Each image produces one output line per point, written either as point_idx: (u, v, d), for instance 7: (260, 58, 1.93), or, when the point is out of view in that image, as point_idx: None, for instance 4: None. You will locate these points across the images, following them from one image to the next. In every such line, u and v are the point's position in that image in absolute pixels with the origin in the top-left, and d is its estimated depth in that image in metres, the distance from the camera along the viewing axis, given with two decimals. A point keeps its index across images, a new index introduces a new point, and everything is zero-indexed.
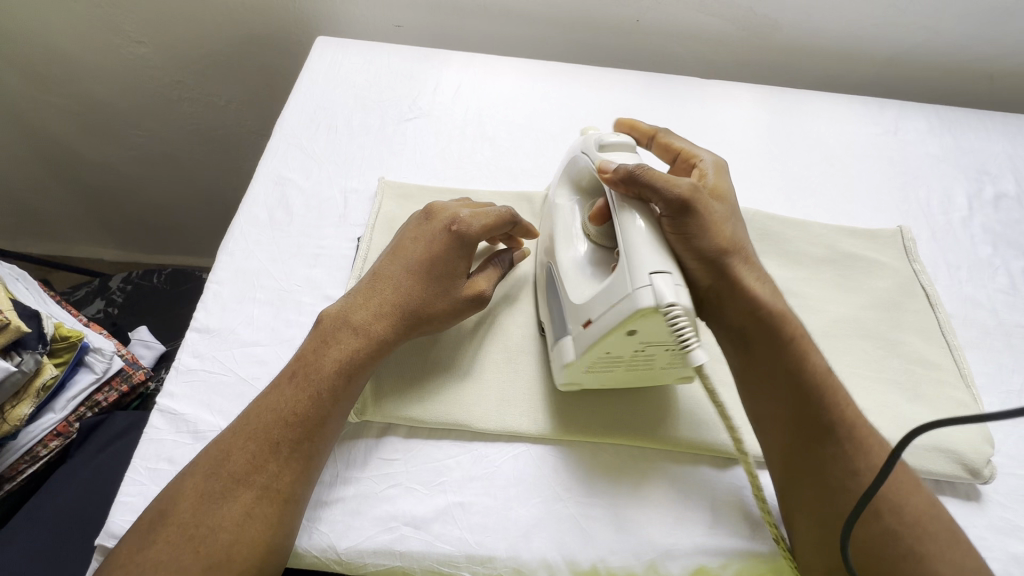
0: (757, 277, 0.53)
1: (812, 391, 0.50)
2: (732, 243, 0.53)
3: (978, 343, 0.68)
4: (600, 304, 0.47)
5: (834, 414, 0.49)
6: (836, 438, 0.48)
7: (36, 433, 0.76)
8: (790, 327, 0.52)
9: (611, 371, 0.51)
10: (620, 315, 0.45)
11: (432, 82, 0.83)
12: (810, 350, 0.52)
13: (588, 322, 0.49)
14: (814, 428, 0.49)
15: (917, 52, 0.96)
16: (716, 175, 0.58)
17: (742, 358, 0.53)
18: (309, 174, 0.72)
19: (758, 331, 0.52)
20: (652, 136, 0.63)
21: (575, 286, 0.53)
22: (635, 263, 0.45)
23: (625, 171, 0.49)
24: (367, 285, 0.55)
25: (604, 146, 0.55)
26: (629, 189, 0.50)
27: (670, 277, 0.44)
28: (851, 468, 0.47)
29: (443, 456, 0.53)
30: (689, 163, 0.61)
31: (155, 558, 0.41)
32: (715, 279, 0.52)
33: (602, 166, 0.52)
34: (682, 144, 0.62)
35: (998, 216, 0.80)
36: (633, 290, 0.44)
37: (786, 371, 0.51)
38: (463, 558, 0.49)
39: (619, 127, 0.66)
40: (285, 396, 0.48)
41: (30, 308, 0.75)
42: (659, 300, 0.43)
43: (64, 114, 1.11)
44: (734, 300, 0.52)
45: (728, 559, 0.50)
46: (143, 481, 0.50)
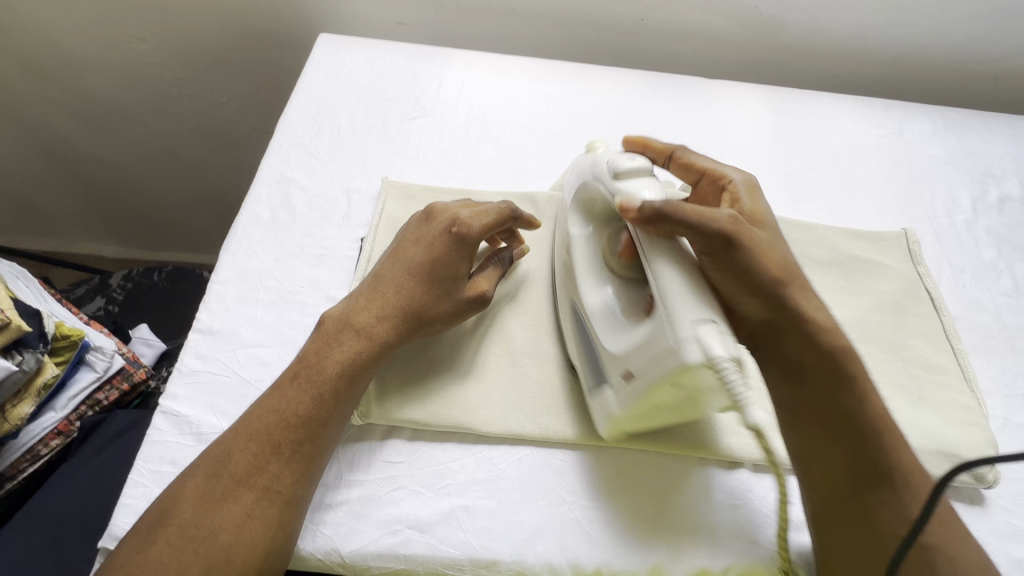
0: (812, 306, 0.52)
1: (868, 429, 0.49)
2: (784, 273, 0.52)
3: (982, 347, 0.67)
4: (640, 356, 0.46)
5: (894, 457, 0.48)
6: (893, 484, 0.47)
7: (37, 432, 0.76)
8: (851, 362, 0.51)
9: (656, 417, 0.50)
10: (665, 368, 0.44)
11: (435, 81, 0.83)
12: (871, 389, 0.51)
13: (629, 374, 0.48)
14: (869, 472, 0.48)
15: (921, 54, 0.96)
16: (749, 197, 0.57)
17: (794, 395, 0.52)
18: (312, 174, 0.72)
19: (817, 367, 0.51)
20: (669, 155, 0.62)
21: (608, 335, 0.51)
22: (675, 313, 0.44)
23: (651, 209, 0.48)
24: (369, 288, 0.54)
25: (619, 173, 0.54)
26: (657, 228, 0.48)
27: (714, 326, 0.42)
28: (906, 514, 0.46)
29: (447, 459, 0.53)
30: (719, 183, 0.59)
31: (156, 559, 0.40)
32: (771, 311, 0.52)
33: (624, 203, 0.50)
34: (704, 163, 0.61)
35: (1003, 219, 0.80)
36: (676, 343, 0.43)
37: (842, 408, 0.50)
38: (467, 561, 0.48)
39: (630, 146, 0.66)
40: (287, 398, 0.48)
41: (30, 306, 0.75)
42: (706, 355, 0.41)
43: (63, 111, 1.10)
44: (793, 333, 0.52)
45: (730, 563, 0.50)
46: (145, 483, 0.50)
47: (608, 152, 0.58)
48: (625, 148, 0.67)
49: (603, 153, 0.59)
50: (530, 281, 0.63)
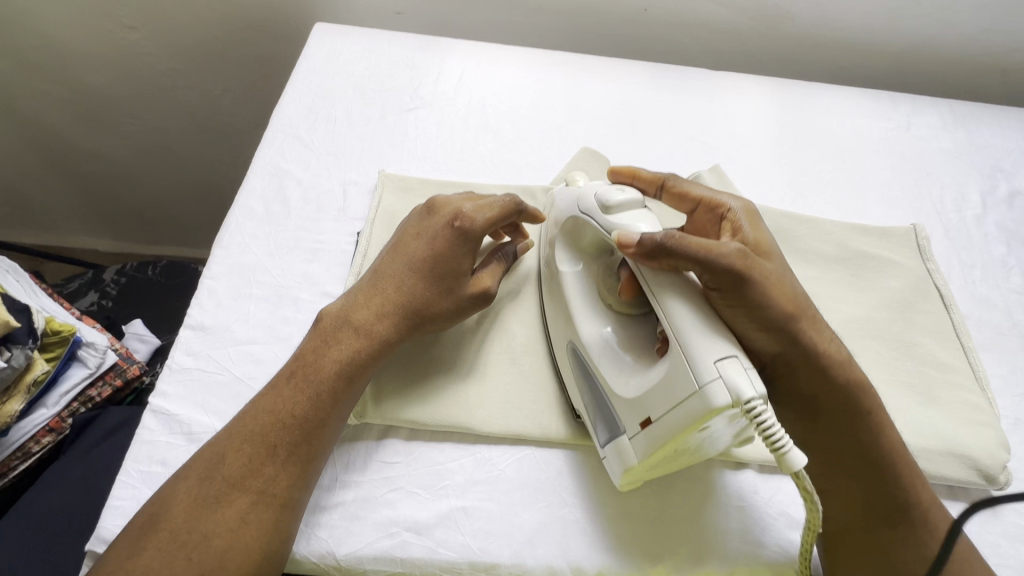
0: (828, 342, 0.50)
1: (882, 463, 0.48)
2: (796, 308, 0.48)
3: (992, 345, 0.66)
4: (661, 402, 0.43)
5: (911, 495, 0.48)
6: (911, 522, 0.48)
7: (28, 429, 0.75)
8: (867, 395, 0.50)
9: (672, 462, 0.48)
10: (691, 414, 0.41)
11: (433, 72, 0.81)
12: (885, 424, 0.50)
13: (648, 421, 0.44)
14: (886, 507, 0.48)
15: (929, 46, 0.94)
16: (751, 226, 0.53)
17: (806, 424, 0.51)
18: (307, 166, 0.70)
19: (829, 397, 0.50)
20: (660, 185, 0.57)
21: (617, 378, 0.48)
22: (696, 353, 0.41)
23: (651, 243, 0.45)
24: (369, 284, 0.53)
25: (610, 208, 0.50)
26: (661, 262, 0.46)
27: (738, 362, 0.41)
28: (925, 553, 0.47)
29: (446, 459, 0.52)
30: (716, 212, 0.55)
31: (147, 565, 0.39)
32: (785, 346, 0.48)
33: (622, 239, 0.47)
34: (700, 190, 0.56)
35: (1013, 214, 0.78)
36: (702, 385, 0.40)
37: (853, 440, 0.49)
38: (466, 565, 0.47)
39: (616, 176, 0.60)
40: (283, 398, 0.46)
41: (19, 301, 0.73)
42: (736, 395, 0.39)
43: (54, 102, 1.08)
44: (807, 367, 0.49)
45: (736, 565, 0.49)
46: (135, 484, 0.49)
47: (592, 180, 0.55)
48: (611, 179, 0.61)
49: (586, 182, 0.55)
50: (530, 278, 0.62)
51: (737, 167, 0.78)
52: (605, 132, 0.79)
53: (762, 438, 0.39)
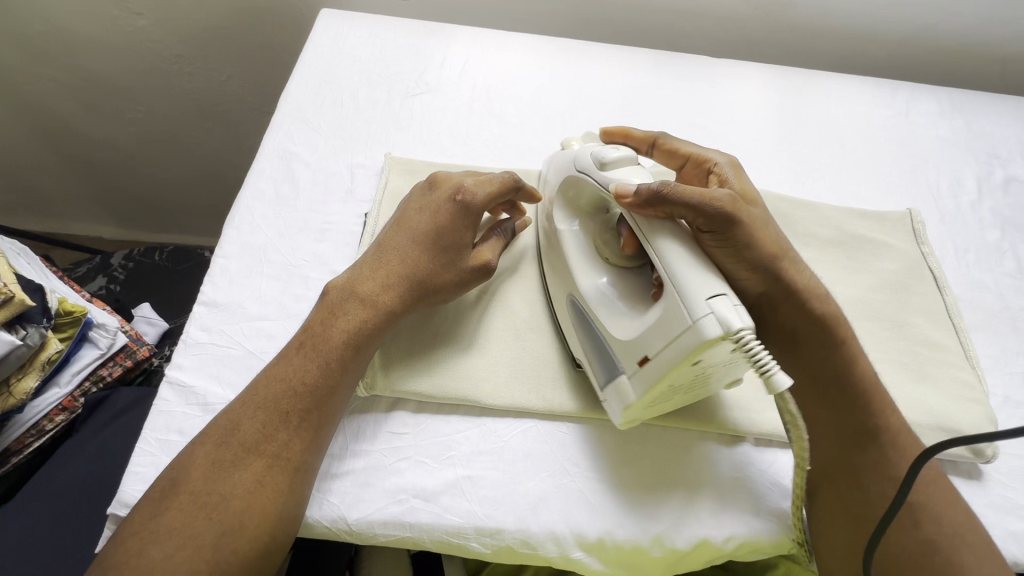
0: (809, 279, 0.53)
1: (857, 393, 0.51)
2: (778, 248, 0.51)
3: (983, 326, 0.68)
4: (657, 339, 0.45)
5: (880, 419, 0.51)
6: (880, 442, 0.50)
7: (41, 408, 0.77)
8: (841, 326, 0.52)
9: (669, 400, 0.50)
10: (684, 348, 0.42)
11: (438, 57, 0.82)
12: (858, 352, 0.53)
13: (646, 359, 0.46)
14: (864, 436, 0.50)
15: (930, 34, 0.95)
16: (736, 176, 0.57)
17: (790, 356, 0.54)
18: (315, 149, 0.71)
19: (810, 335, 0.53)
20: (652, 142, 0.62)
21: (615, 323, 0.50)
22: (688, 289, 0.43)
23: (648, 192, 0.46)
24: (373, 257, 0.54)
25: (606, 164, 0.52)
26: (658, 210, 0.47)
27: (727, 298, 0.42)
28: (893, 473, 0.49)
29: (452, 430, 0.54)
30: (702, 166, 0.59)
31: (169, 525, 0.41)
32: (770, 284, 0.51)
33: (619, 191, 0.49)
34: (689, 147, 0.60)
35: (1008, 200, 0.80)
36: (694, 321, 0.42)
37: (833, 375, 0.52)
38: (472, 530, 0.49)
39: (608, 137, 0.64)
40: (293, 368, 0.48)
41: (33, 282, 0.75)
42: (727, 328, 0.41)
43: (61, 88, 1.09)
44: (788, 302, 0.52)
45: (732, 534, 0.51)
46: (153, 452, 0.51)
47: (590, 144, 0.58)
48: (603, 140, 0.65)
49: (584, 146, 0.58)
50: (529, 256, 0.63)
51: (737, 153, 0.79)
52: (607, 118, 0.80)
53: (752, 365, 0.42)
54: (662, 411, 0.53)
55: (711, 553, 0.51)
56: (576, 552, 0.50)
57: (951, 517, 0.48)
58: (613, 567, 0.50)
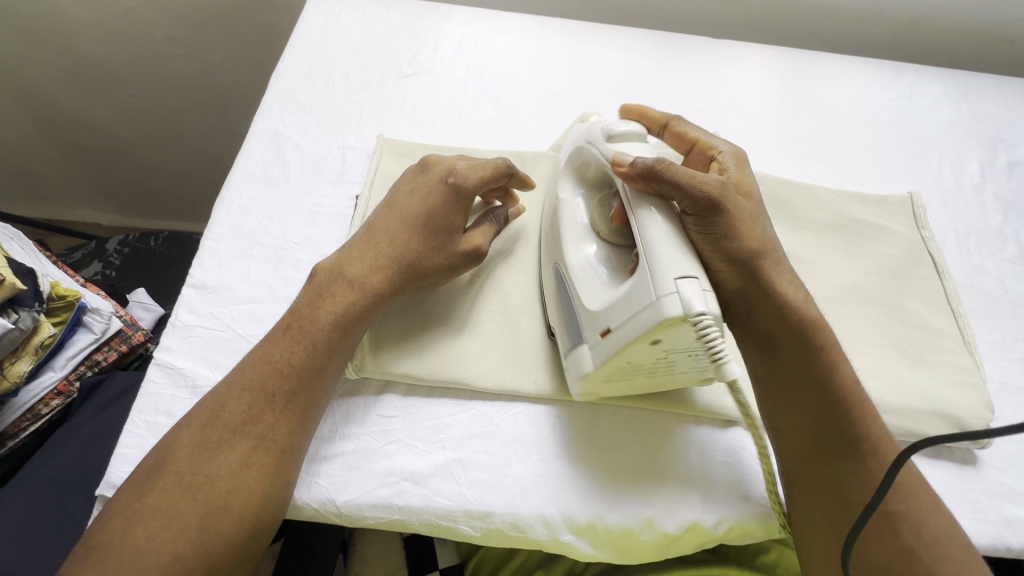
0: (789, 280, 0.52)
1: (837, 398, 0.50)
2: (760, 246, 0.50)
3: (982, 312, 0.67)
4: (620, 311, 0.44)
5: (862, 428, 0.49)
6: (860, 454, 0.48)
7: (37, 392, 0.77)
8: (822, 332, 0.51)
9: (629, 379, 0.49)
10: (643, 324, 0.42)
11: (432, 38, 0.80)
12: (839, 360, 0.51)
13: (606, 331, 0.46)
14: (840, 443, 0.49)
15: (936, 14, 0.93)
16: (737, 168, 0.55)
17: (763, 359, 0.52)
18: (306, 131, 0.70)
19: (785, 338, 0.51)
20: (664, 124, 0.60)
21: (588, 292, 0.49)
22: (659, 267, 0.42)
23: (643, 165, 0.46)
24: (363, 238, 0.54)
25: (612, 137, 0.52)
26: (649, 185, 0.47)
27: (697, 283, 0.41)
28: (871, 483, 0.47)
29: (442, 414, 0.53)
30: (706, 154, 0.57)
31: (154, 504, 0.41)
32: (745, 280, 0.50)
33: (616, 159, 0.49)
34: (697, 133, 0.58)
35: (1011, 185, 0.79)
36: (658, 298, 0.41)
37: (810, 377, 0.50)
38: (461, 512, 0.49)
39: (627, 114, 0.63)
40: (279, 349, 0.48)
41: (25, 265, 0.74)
42: (687, 309, 0.40)
43: (52, 72, 1.07)
44: (763, 303, 0.51)
45: (722, 518, 0.51)
46: (141, 433, 0.50)
47: (604, 119, 0.57)
48: (621, 117, 0.64)
49: (598, 120, 0.57)
50: (523, 239, 0.62)
51: (735, 136, 0.78)
52: (604, 100, 0.79)
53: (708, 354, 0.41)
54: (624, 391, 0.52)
55: (702, 536, 0.51)
56: (566, 536, 0.50)
57: (933, 525, 0.47)
58: (603, 551, 0.50)
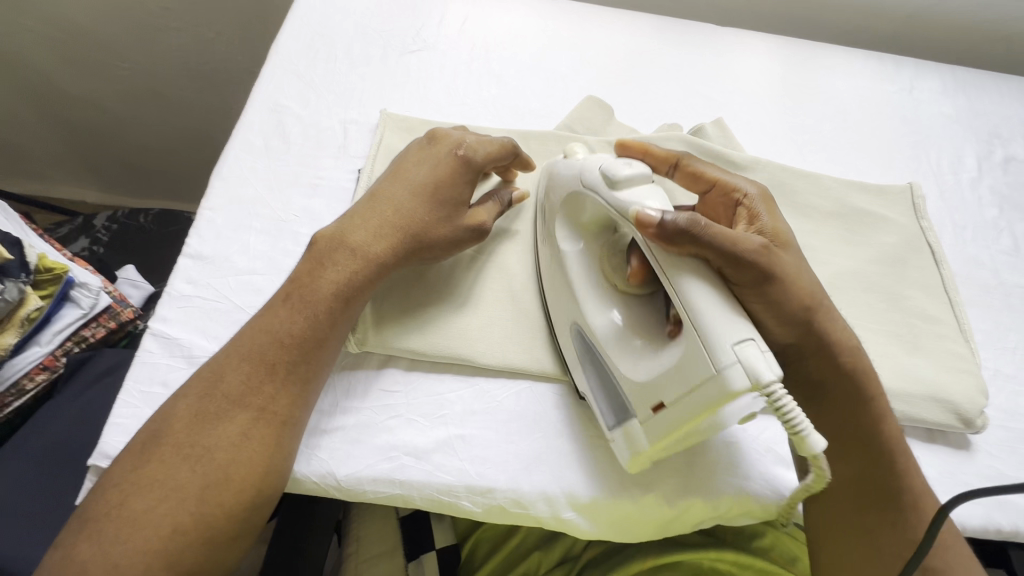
0: (842, 329, 0.50)
1: (883, 454, 0.49)
2: (816, 300, 0.48)
3: (978, 301, 0.68)
4: (672, 386, 0.41)
5: (904, 481, 0.48)
6: (901, 506, 0.47)
7: (22, 366, 0.75)
8: (871, 385, 0.50)
9: (683, 445, 0.46)
10: (708, 398, 0.39)
11: (436, 14, 0.79)
12: (888, 414, 0.50)
13: (660, 405, 0.43)
14: (888, 494, 0.48)
15: (935, 11, 0.94)
16: (770, 214, 0.50)
17: (812, 409, 0.51)
18: (307, 103, 0.68)
19: (836, 391, 0.50)
20: (674, 162, 0.56)
21: (628, 364, 0.46)
22: (710, 336, 0.39)
23: (675, 227, 0.41)
24: (365, 207, 0.52)
25: (617, 183, 0.47)
26: (682, 248, 0.42)
27: (755, 344, 0.38)
28: (910, 537, 0.46)
29: (444, 390, 0.53)
30: (729, 196, 0.53)
31: (151, 476, 0.40)
32: (801, 334, 0.48)
33: (640, 219, 0.43)
34: (714, 172, 0.54)
35: (1006, 179, 0.80)
36: (718, 371, 0.38)
37: (862, 435, 0.49)
38: (463, 488, 0.49)
39: (627, 152, 0.58)
40: (279, 319, 0.46)
41: (10, 235, 0.72)
42: (755, 380, 0.37)
43: (39, 42, 1.03)
44: (818, 356, 0.49)
45: (723, 495, 0.51)
46: (136, 404, 0.49)
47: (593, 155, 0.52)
48: (619, 154, 0.59)
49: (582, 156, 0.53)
50: (523, 210, 0.62)
51: (738, 123, 0.78)
52: (609, 83, 0.78)
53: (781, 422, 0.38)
54: (672, 454, 0.50)
55: (701, 513, 0.51)
56: (569, 513, 0.49)
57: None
58: (603, 527, 0.50)
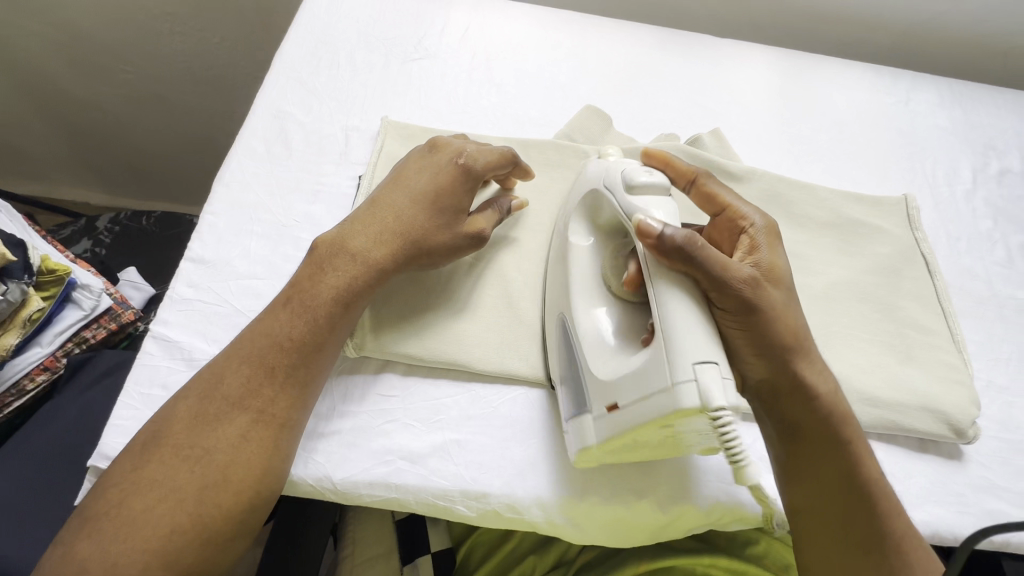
0: (820, 371, 0.49)
1: (863, 490, 0.48)
2: (796, 339, 0.47)
3: (971, 312, 0.69)
4: (630, 389, 0.42)
5: (886, 523, 0.47)
6: (884, 551, 0.46)
7: (23, 366, 0.75)
8: (848, 426, 0.49)
9: (632, 451, 0.47)
10: (657, 410, 0.40)
11: (438, 23, 0.80)
12: (865, 454, 0.49)
13: (614, 406, 0.44)
14: (864, 539, 0.47)
15: (932, 25, 0.95)
16: (769, 248, 0.49)
17: (786, 447, 0.50)
18: (310, 110, 0.69)
19: (812, 429, 0.49)
20: (692, 179, 0.54)
21: (598, 360, 0.47)
22: (675, 350, 0.40)
23: (673, 241, 0.42)
24: (366, 213, 0.53)
25: (633, 186, 0.48)
26: (674, 263, 0.43)
27: (718, 369, 0.39)
28: None
29: (441, 394, 0.53)
30: (735, 223, 0.52)
31: (151, 476, 0.40)
32: (774, 372, 0.47)
33: (641, 227, 0.43)
34: (728, 196, 0.53)
35: (1001, 192, 0.80)
36: (674, 383, 0.39)
37: (839, 469, 0.48)
38: (458, 493, 0.49)
39: (649, 160, 0.57)
40: (279, 322, 0.47)
41: (15, 236, 0.72)
42: (705, 402, 0.38)
43: (46, 46, 1.05)
44: (792, 396, 0.48)
45: (715, 502, 0.51)
46: (136, 405, 0.50)
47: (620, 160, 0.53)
48: (642, 162, 0.57)
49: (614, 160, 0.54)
50: (523, 217, 0.62)
51: (736, 133, 0.79)
52: (609, 93, 0.79)
53: (724, 451, 0.39)
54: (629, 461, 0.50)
55: (693, 519, 0.52)
56: (562, 519, 0.50)
57: None
58: (596, 532, 0.51)
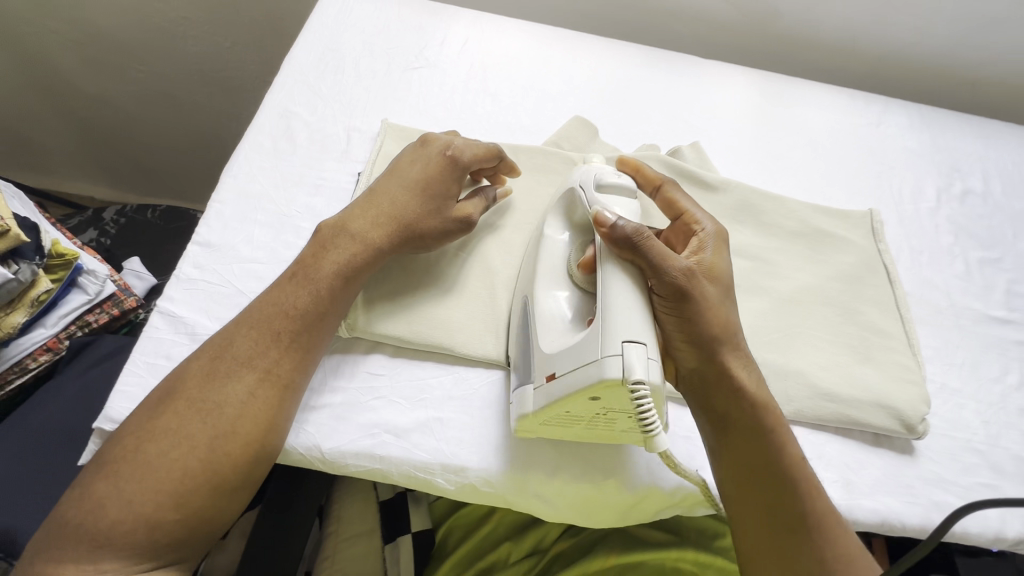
0: (745, 365, 0.53)
1: (784, 475, 0.51)
2: (726, 332, 0.51)
3: (929, 320, 0.73)
4: (567, 361, 0.46)
5: (806, 502, 0.50)
6: (808, 528, 0.49)
7: (26, 346, 0.78)
8: (772, 415, 0.53)
9: (567, 427, 0.51)
10: (587, 379, 0.44)
11: (440, 36, 0.85)
12: (788, 440, 0.53)
13: (552, 376, 0.48)
14: (789, 516, 0.50)
15: (904, 54, 1.01)
16: (714, 250, 0.54)
17: (717, 432, 0.53)
18: (315, 110, 0.74)
19: (739, 416, 0.52)
20: (657, 186, 0.59)
21: (549, 334, 0.51)
22: (610, 328, 0.44)
23: (625, 232, 0.47)
24: (365, 200, 0.57)
25: (603, 186, 0.54)
26: (625, 252, 0.48)
27: (643, 350, 0.43)
28: (819, 555, 0.49)
29: (426, 375, 0.57)
30: (688, 227, 0.56)
31: (166, 425, 0.44)
32: (703, 361, 0.51)
33: (598, 219, 0.49)
34: (686, 203, 0.58)
35: (963, 211, 0.86)
36: (602, 356, 0.44)
37: (765, 458, 0.51)
38: (438, 466, 0.52)
39: (623, 166, 0.62)
40: (285, 293, 0.51)
41: (28, 220, 0.77)
42: (626, 374, 0.43)
43: (65, 43, 1.10)
44: (718, 383, 0.52)
45: (679, 486, 0.55)
46: (141, 373, 0.53)
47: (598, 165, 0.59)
48: (618, 167, 0.63)
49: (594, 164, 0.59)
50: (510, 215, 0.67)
51: (714, 147, 0.84)
52: (597, 105, 0.85)
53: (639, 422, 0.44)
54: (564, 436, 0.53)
55: (658, 500, 0.55)
56: (535, 494, 0.53)
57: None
58: (567, 509, 0.54)
